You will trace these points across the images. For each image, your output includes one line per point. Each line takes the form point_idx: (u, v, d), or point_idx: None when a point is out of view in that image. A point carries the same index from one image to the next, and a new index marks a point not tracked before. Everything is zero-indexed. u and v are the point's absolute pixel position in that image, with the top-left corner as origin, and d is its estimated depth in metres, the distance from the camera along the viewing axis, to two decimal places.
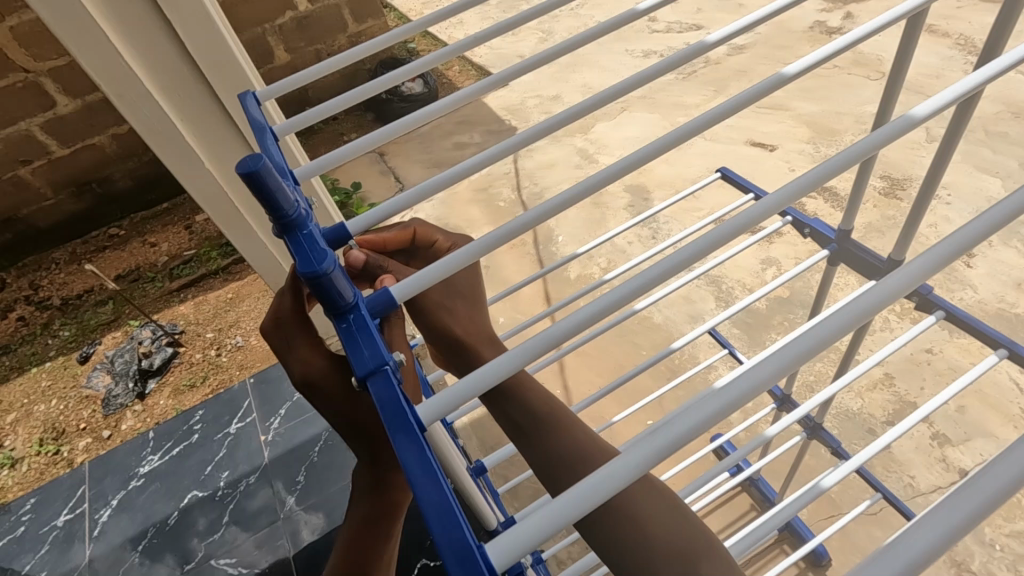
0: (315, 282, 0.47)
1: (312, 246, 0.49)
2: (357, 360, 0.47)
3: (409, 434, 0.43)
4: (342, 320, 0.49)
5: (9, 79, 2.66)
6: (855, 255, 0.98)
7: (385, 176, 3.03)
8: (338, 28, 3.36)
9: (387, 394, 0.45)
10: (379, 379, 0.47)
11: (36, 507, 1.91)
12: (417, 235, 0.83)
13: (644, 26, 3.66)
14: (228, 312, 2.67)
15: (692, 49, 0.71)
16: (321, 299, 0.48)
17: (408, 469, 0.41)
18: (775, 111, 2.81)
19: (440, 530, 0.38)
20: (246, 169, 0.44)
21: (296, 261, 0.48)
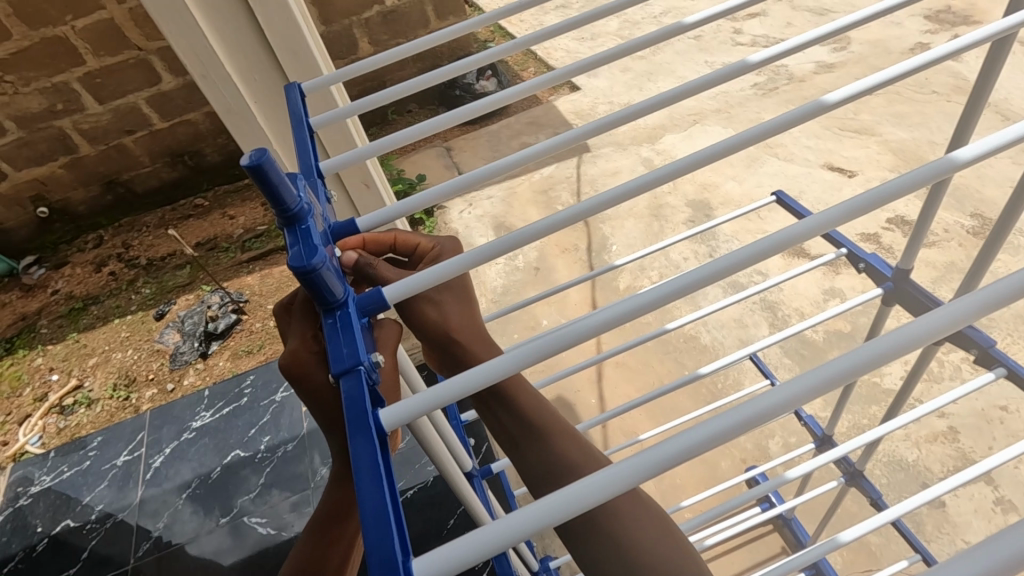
0: (306, 276, 0.46)
1: (307, 239, 0.48)
2: (334, 356, 0.46)
3: (367, 437, 0.42)
4: (329, 315, 0.49)
5: (123, 55, 2.92)
6: (911, 297, 0.93)
7: (449, 171, 3.11)
8: (421, 24, 3.48)
9: (355, 394, 0.44)
10: (352, 379, 0.46)
11: (103, 445, 2.10)
12: (397, 240, 0.73)
13: (728, 38, 3.58)
14: (289, 287, 2.82)
15: (735, 69, 0.72)
16: (311, 292, 0.48)
17: (356, 472, 0.41)
18: (859, 135, 2.68)
19: (374, 543, 0.37)
20: (252, 159, 0.44)
21: (290, 252, 0.47)
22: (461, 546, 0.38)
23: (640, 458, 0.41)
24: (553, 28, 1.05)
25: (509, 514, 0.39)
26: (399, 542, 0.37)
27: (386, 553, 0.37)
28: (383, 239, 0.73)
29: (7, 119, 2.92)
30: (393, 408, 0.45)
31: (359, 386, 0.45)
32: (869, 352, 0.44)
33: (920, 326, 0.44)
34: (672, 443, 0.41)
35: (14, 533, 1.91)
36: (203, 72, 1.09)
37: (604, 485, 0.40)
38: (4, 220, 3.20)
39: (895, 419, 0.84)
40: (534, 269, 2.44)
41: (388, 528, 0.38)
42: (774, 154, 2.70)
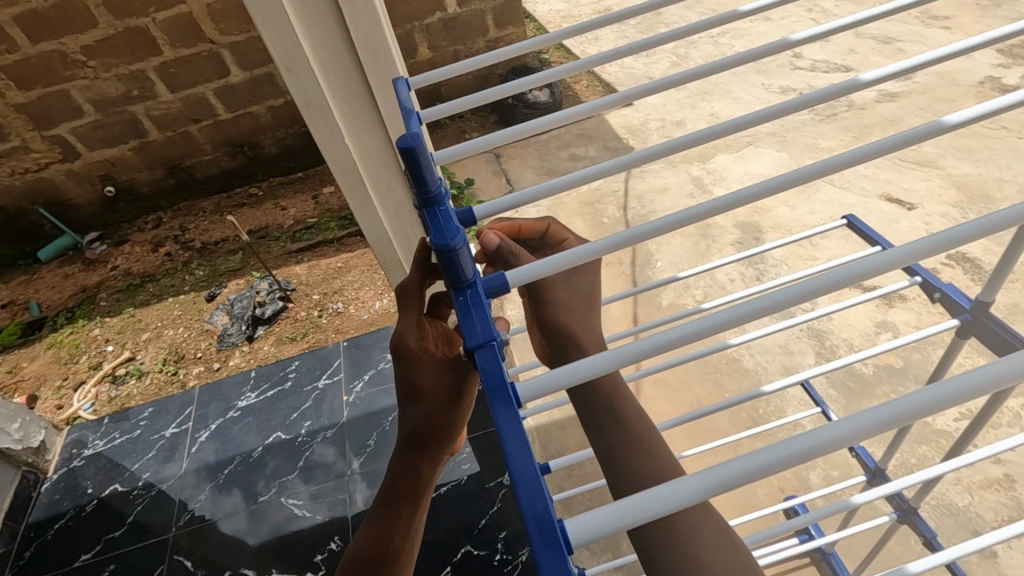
0: (445, 254, 0.51)
1: (446, 222, 0.54)
2: (468, 332, 0.51)
3: (507, 406, 0.46)
4: (459, 294, 0.54)
5: (197, 48, 3.07)
6: (989, 330, 0.90)
7: (497, 177, 3.16)
8: (479, 32, 3.55)
9: (492, 366, 0.49)
10: (487, 352, 0.50)
11: (152, 416, 2.19)
12: (550, 229, 0.93)
13: (787, 62, 3.53)
14: (335, 279, 2.89)
15: (844, 88, 0.72)
16: (446, 271, 0.53)
17: (502, 437, 0.45)
18: (920, 168, 2.60)
19: (527, 502, 0.41)
20: (407, 142, 0.49)
21: (431, 234, 0.53)
22: (592, 522, 0.40)
23: (719, 468, 0.42)
24: (619, 49, 1.10)
25: (602, 508, 0.41)
26: (549, 503, 0.41)
27: (539, 512, 0.40)
28: (538, 227, 0.93)
29: (86, 101, 3.09)
30: (527, 383, 0.48)
31: (495, 359, 0.49)
32: (935, 396, 0.44)
33: (988, 373, 0.44)
34: (735, 463, 0.42)
35: (66, 492, 2.00)
36: (290, 65, 1.13)
37: (687, 491, 0.41)
38: (74, 196, 3.39)
39: (962, 456, 0.81)
40: None
41: (539, 490, 0.41)
42: (830, 181, 2.65)
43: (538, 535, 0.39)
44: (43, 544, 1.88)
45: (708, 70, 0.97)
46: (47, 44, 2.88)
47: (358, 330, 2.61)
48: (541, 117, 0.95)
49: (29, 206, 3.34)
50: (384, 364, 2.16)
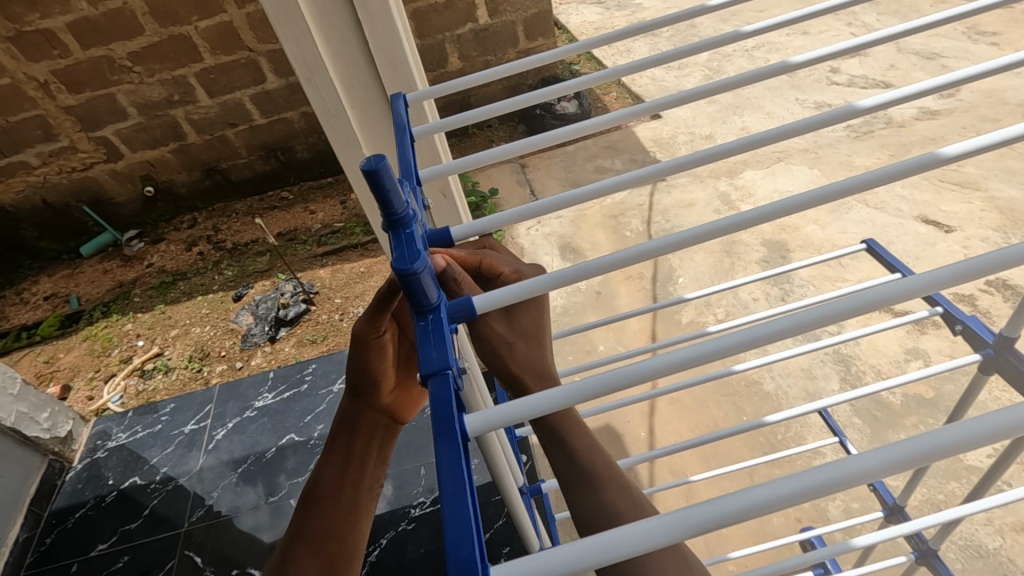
0: (406, 278, 0.51)
1: (410, 244, 0.53)
2: (424, 359, 0.50)
3: (450, 441, 0.46)
4: (422, 317, 0.53)
5: (236, 55, 3.17)
6: (1013, 368, 0.85)
7: (522, 187, 3.16)
8: (509, 43, 3.57)
9: (441, 399, 0.48)
10: (439, 381, 0.49)
11: (174, 411, 2.25)
12: (483, 264, 0.75)
13: (823, 76, 3.45)
14: (357, 284, 2.94)
15: (848, 112, 0.73)
16: (408, 294, 0.52)
17: (440, 476, 0.44)
18: (962, 189, 2.49)
19: (453, 546, 0.39)
20: (367, 165, 0.49)
21: (393, 257, 0.52)
22: (537, 562, 0.41)
23: (707, 507, 0.42)
24: (636, 63, 1.08)
25: (576, 541, 0.42)
26: (477, 548, 0.40)
27: (463, 558, 0.39)
28: (470, 261, 0.75)
29: (131, 104, 3.22)
30: (476, 416, 0.49)
31: (446, 389, 0.48)
32: (921, 445, 0.43)
33: (978, 425, 0.43)
34: (728, 501, 0.42)
35: (88, 482, 2.06)
36: (310, 76, 1.16)
37: (673, 530, 0.41)
38: (116, 195, 3.53)
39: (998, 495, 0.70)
40: (596, 293, 2.43)
41: (466, 534, 0.40)
42: (864, 201, 2.56)
43: None
44: (64, 532, 1.94)
45: (733, 83, 0.95)
46: (97, 50, 3.01)
47: None
48: (560, 128, 0.93)
49: (74, 203, 3.49)
50: None
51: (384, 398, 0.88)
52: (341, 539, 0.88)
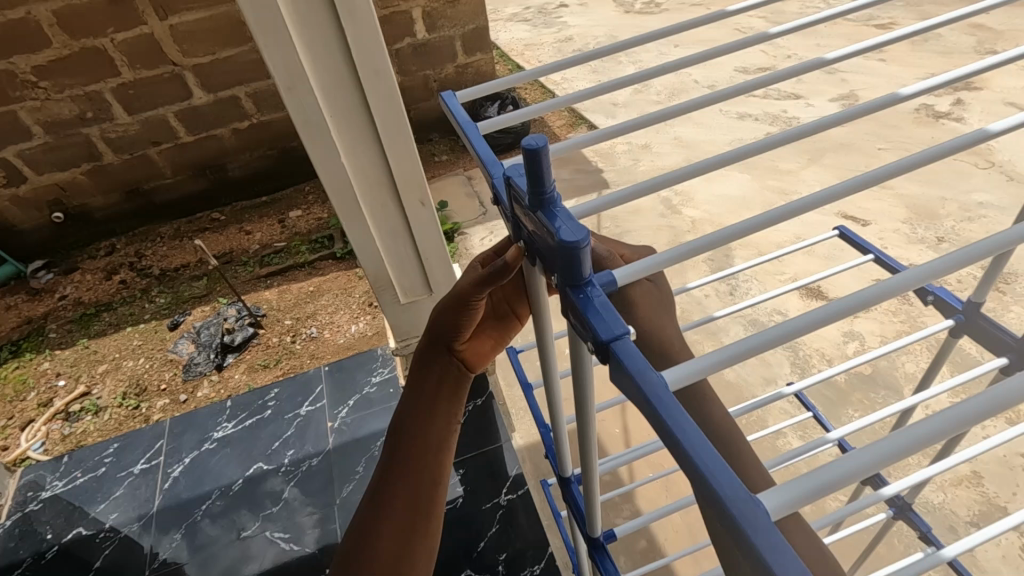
0: (571, 251, 0.50)
1: (566, 217, 0.52)
2: (602, 327, 0.49)
3: (667, 396, 0.45)
4: (578, 291, 0.52)
5: (159, 69, 2.98)
6: (984, 330, 0.96)
7: (471, 200, 3.18)
8: (448, 58, 3.60)
9: (637, 359, 0.47)
10: (624, 345, 0.48)
11: (118, 453, 2.03)
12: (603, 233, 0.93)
13: (742, 90, 3.73)
14: (308, 303, 2.82)
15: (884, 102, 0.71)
16: (566, 267, 0.51)
17: (674, 428, 0.43)
18: (874, 189, 2.78)
19: (725, 486, 0.40)
20: (529, 144, 0.50)
21: (553, 230, 0.51)
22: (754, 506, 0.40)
23: (824, 470, 0.42)
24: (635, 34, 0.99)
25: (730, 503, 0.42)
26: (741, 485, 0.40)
27: (740, 496, 0.39)
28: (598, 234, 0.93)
29: (36, 123, 2.95)
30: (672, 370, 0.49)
31: (636, 351, 0.48)
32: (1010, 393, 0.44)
33: None
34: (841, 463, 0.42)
35: (21, 540, 1.83)
36: (291, 85, 1.13)
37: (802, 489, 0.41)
38: (20, 222, 3.20)
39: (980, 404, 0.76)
40: None
41: (729, 472, 0.40)
42: (792, 202, 2.80)
43: (742, 515, 0.38)
44: None
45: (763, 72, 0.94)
46: None
47: (334, 355, 2.54)
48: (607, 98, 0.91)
49: None
50: (369, 387, 1.98)
51: (462, 345, 0.88)
52: (418, 505, 0.84)
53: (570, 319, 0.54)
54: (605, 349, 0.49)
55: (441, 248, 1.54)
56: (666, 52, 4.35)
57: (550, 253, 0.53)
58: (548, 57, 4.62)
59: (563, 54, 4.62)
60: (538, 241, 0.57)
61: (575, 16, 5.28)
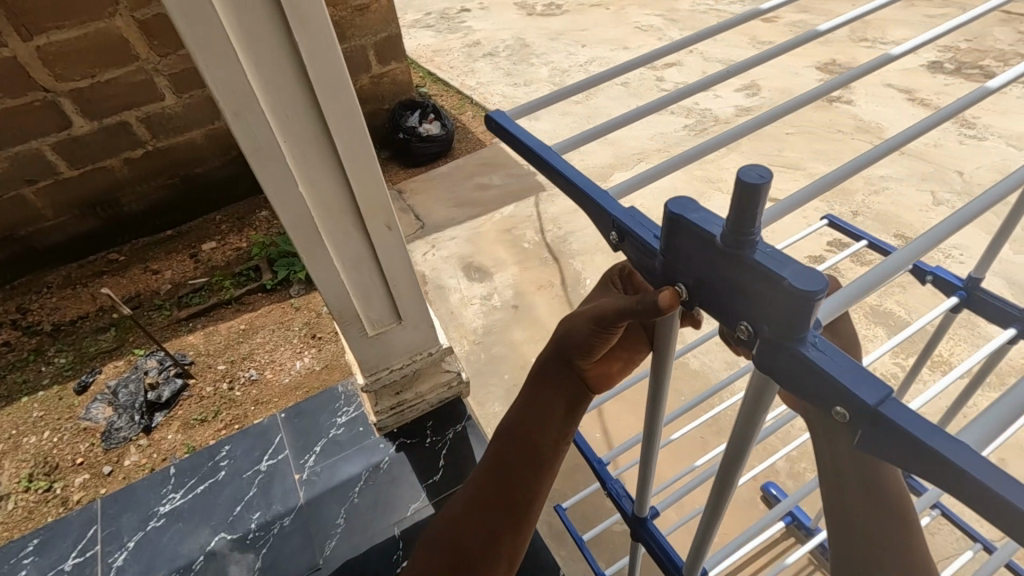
0: (806, 307, 0.39)
1: (783, 260, 0.40)
2: (860, 389, 0.40)
3: (980, 460, 0.37)
4: (803, 345, 0.42)
5: (26, 97, 2.59)
6: (985, 303, 1.03)
7: (405, 214, 3.05)
8: (361, 68, 3.44)
9: (920, 421, 0.39)
10: (892, 404, 0.39)
11: (38, 551, 1.72)
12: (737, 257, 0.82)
13: (653, 85, 3.87)
14: (241, 343, 2.57)
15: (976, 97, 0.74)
16: (793, 323, 0.40)
17: (1007, 496, 0.36)
18: (789, 171, 2.97)
19: None
20: (750, 180, 0.39)
21: (780, 282, 0.39)
22: None
23: None
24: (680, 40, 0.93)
25: None
26: None
27: None
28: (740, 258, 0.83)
29: None
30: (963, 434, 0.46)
31: (912, 410, 0.39)
32: None
33: None
34: None
35: None
36: (236, 109, 0.99)
37: None
38: None
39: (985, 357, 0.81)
40: (513, 307, 2.45)
41: None
42: (719, 189, 2.93)
43: None
44: None
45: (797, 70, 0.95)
46: None
47: (281, 397, 2.32)
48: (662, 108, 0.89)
49: None
50: (335, 429, 1.83)
51: (583, 360, 0.67)
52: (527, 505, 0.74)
53: (782, 374, 0.44)
54: (872, 414, 0.39)
55: (409, 271, 1.44)
56: (575, 53, 4.43)
57: (762, 301, 0.42)
58: (458, 62, 4.55)
59: (474, 59, 4.56)
60: (723, 283, 0.44)
61: (478, 21, 5.24)
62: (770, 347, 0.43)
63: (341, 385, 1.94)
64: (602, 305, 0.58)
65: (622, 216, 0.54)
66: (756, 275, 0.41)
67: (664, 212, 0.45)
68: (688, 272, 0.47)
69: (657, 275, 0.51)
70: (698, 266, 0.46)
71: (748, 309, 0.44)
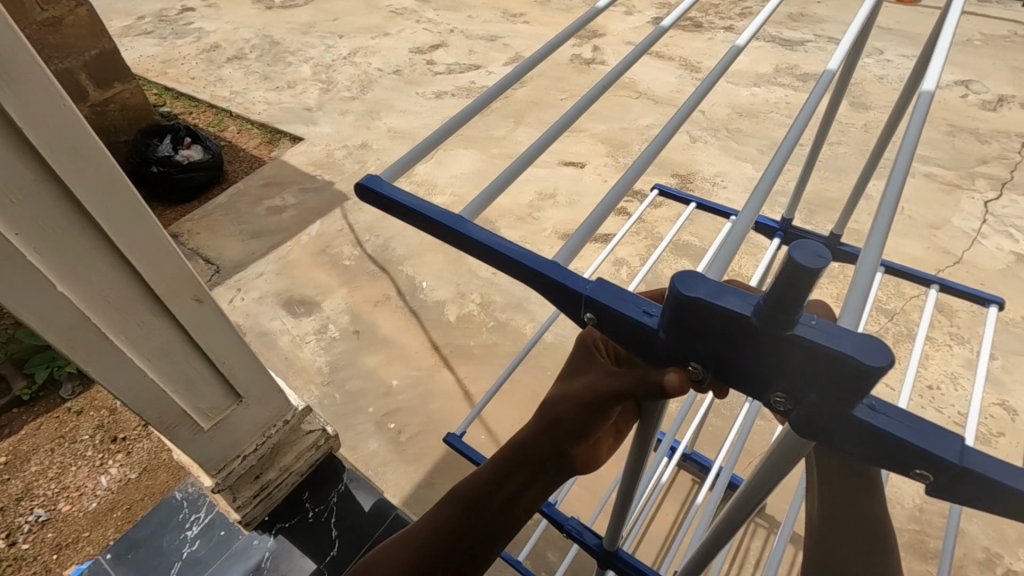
0: (869, 378, 0.35)
1: (829, 330, 0.37)
2: (938, 448, 0.37)
3: None
4: (862, 412, 0.39)
5: None
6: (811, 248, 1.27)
7: (190, 260, 2.58)
8: (75, 97, 2.77)
9: (999, 467, 0.37)
10: (968, 455, 0.37)
11: None
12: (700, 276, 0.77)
13: (426, 69, 3.81)
14: (8, 481, 1.95)
15: (824, 82, 0.80)
16: (854, 394, 0.37)
17: None
18: (574, 134, 3.19)
19: None
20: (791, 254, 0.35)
21: (835, 356, 0.36)
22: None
23: None
24: (533, 54, 0.88)
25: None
26: None
27: None
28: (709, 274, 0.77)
29: None
30: None
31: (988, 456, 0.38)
32: None
33: None
34: None
35: None
36: None
37: None
38: None
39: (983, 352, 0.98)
40: (355, 333, 2.25)
41: None
42: None
43: None
44: None
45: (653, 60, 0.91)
46: None
47: (93, 529, 1.83)
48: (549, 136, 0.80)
49: None
50: (190, 546, 1.51)
51: (575, 447, 0.59)
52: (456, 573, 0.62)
53: (841, 444, 0.41)
54: (959, 472, 0.37)
55: (238, 343, 1.21)
56: (334, 45, 4.13)
57: (814, 374, 0.38)
58: (200, 71, 3.93)
59: (218, 65, 3.98)
60: (753, 358, 0.40)
61: (210, 20, 4.57)
62: (824, 420, 0.40)
63: (180, 490, 1.59)
64: (590, 387, 0.56)
65: (594, 293, 0.47)
66: (805, 352, 0.37)
67: (669, 294, 0.40)
68: (702, 349, 0.42)
69: (659, 351, 0.45)
70: (725, 344, 0.41)
71: (790, 382, 0.40)
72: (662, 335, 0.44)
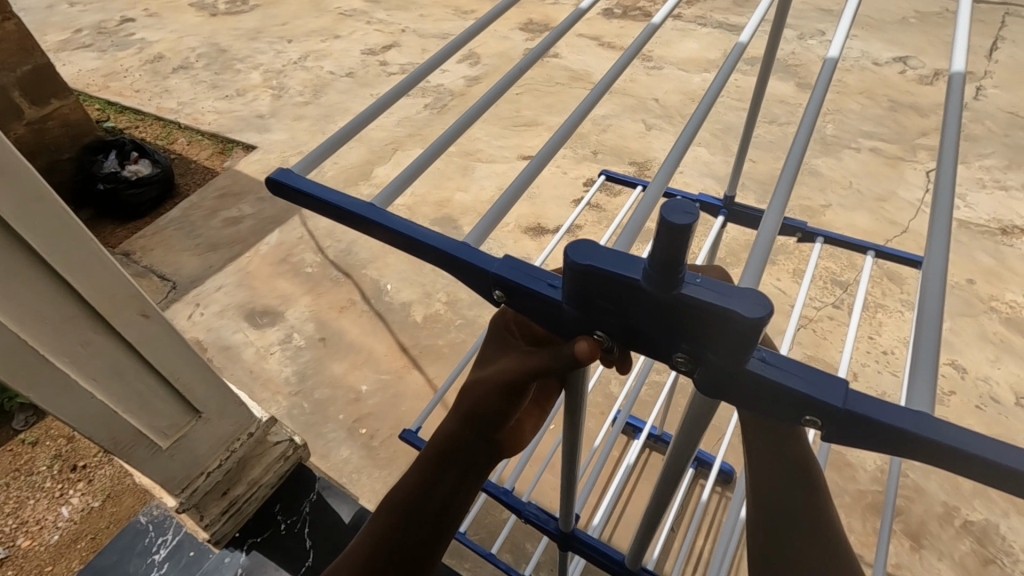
0: (752, 329, 0.38)
1: (714, 287, 0.39)
2: (824, 392, 0.40)
3: (942, 424, 0.39)
4: (755, 364, 0.42)
5: None
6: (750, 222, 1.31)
7: (145, 277, 2.51)
8: (10, 116, 2.65)
9: (882, 406, 0.40)
10: (853, 396, 0.40)
11: None
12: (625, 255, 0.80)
13: (380, 70, 3.77)
14: None
15: (736, 56, 0.82)
16: (743, 345, 0.39)
17: (973, 452, 0.38)
18: (531, 128, 3.20)
19: None
20: (666, 213, 0.37)
21: (719, 309, 0.38)
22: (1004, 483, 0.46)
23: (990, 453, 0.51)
24: (454, 40, 0.88)
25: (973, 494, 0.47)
26: None
27: None
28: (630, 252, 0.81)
29: None
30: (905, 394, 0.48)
31: (872, 397, 0.41)
32: None
33: None
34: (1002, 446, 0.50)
35: None
36: None
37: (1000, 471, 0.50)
38: None
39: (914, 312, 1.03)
40: (321, 341, 2.22)
41: None
42: (478, 160, 3.02)
43: None
44: None
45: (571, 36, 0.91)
46: None
47: (57, 564, 1.76)
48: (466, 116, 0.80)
49: None
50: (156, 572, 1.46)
51: (500, 432, 0.60)
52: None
53: (742, 397, 0.43)
54: (846, 415, 0.40)
55: (193, 358, 1.18)
56: (284, 50, 4.04)
57: (706, 331, 0.40)
58: (145, 83, 3.81)
59: (163, 76, 3.86)
60: (650, 322, 0.42)
61: (151, 30, 4.42)
62: (723, 374, 0.42)
63: (142, 516, 1.54)
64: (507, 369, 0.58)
65: (501, 271, 0.49)
66: (694, 308, 0.39)
67: (565, 262, 0.43)
68: (608, 318, 0.45)
69: (569, 323, 0.48)
70: (626, 311, 0.43)
71: (688, 342, 0.42)
72: (569, 307, 0.46)
